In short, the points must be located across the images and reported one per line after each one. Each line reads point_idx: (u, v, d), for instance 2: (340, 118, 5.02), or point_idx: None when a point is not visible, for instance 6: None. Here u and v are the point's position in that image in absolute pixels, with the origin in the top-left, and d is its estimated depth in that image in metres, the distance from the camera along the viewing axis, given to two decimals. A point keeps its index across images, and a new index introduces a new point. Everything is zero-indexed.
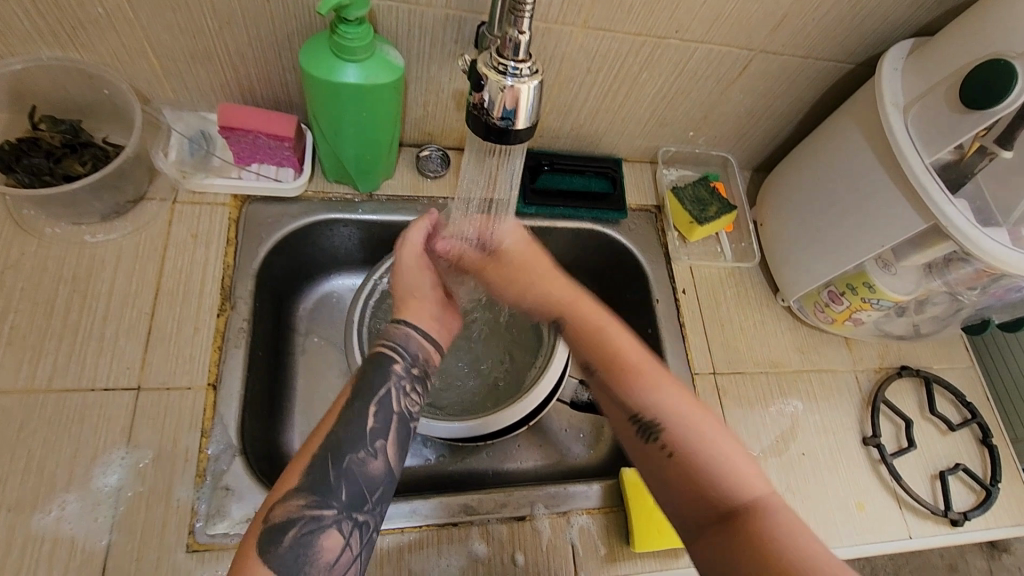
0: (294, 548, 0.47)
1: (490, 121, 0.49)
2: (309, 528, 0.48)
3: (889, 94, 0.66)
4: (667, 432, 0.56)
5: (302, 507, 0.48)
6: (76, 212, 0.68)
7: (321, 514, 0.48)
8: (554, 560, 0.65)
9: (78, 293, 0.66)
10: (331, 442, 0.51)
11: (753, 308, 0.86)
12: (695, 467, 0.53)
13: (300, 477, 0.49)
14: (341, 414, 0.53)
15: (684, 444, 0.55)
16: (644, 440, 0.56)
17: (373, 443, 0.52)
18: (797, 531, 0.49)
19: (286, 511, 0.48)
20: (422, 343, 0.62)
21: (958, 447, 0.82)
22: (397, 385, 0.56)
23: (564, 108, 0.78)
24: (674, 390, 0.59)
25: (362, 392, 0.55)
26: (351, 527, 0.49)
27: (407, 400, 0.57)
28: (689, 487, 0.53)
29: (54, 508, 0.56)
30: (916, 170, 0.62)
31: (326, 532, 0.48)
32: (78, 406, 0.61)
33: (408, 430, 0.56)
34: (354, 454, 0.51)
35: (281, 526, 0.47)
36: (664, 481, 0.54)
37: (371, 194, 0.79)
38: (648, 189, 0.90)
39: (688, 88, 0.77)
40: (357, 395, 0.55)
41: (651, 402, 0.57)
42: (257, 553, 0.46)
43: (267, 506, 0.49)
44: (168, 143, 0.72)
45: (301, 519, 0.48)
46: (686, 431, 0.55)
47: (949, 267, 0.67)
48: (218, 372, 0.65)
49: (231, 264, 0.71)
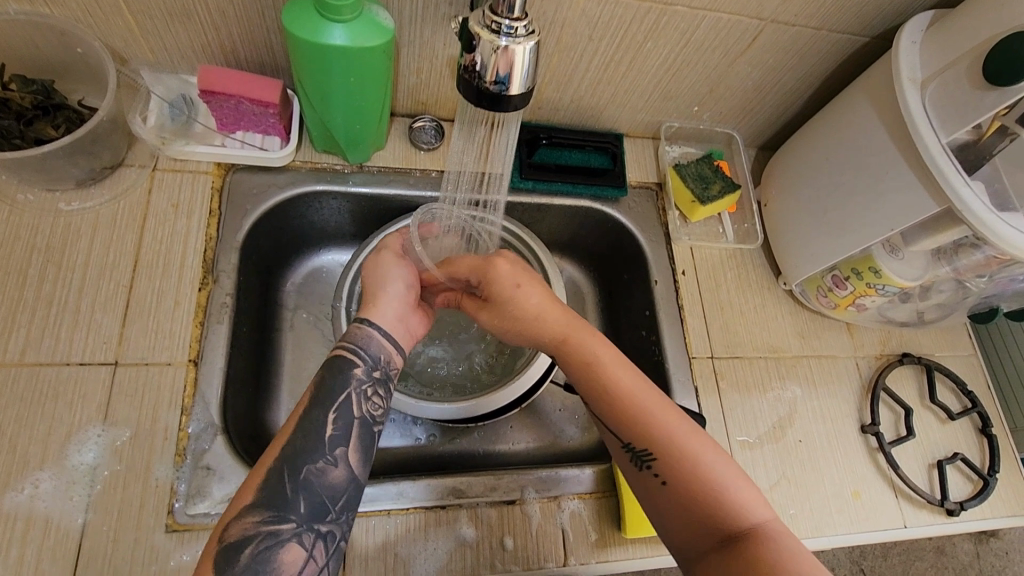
0: (252, 566, 0.45)
1: (483, 86, 0.46)
2: (267, 543, 0.46)
3: (907, 68, 0.62)
4: (657, 461, 0.54)
5: (258, 523, 0.46)
6: (49, 179, 0.64)
7: (279, 528, 0.46)
8: (543, 545, 0.64)
9: (52, 263, 0.63)
10: (286, 453, 0.49)
11: (754, 292, 0.83)
12: (690, 495, 0.52)
13: (255, 494, 0.47)
14: (299, 421, 0.51)
15: (676, 473, 0.53)
16: (638, 467, 0.55)
17: (331, 452, 0.51)
18: (796, 556, 0.48)
19: (242, 527, 0.46)
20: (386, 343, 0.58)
21: (957, 436, 0.81)
22: (357, 390, 0.54)
23: (564, 79, 0.75)
24: (663, 412, 0.56)
25: (321, 399, 0.52)
26: (312, 539, 0.47)
27: (368, 405, 0.54)
28: (685, 516, 0.52)
29: (27, 486, 0.54)
30: (932, 150, 0.59)
31: (287, 545, 0.46)
32: (53, 380, 0.59)
33: (370, 434, 0.54)
34: (311, 465, 0.49)
35: (236, 544, 0.45)
36: (659, 508, 0.54)
37: (361, 165, 0.76)
38: (650, 166, 0.87)
39: (694, 60, 0.73)
40: (315, 402, 0.52)
41: (640, 431, 0.55)
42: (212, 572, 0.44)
43: (222, 525, 0.46)
44: (147, 106, 0.68)
45: (257, 536, 0.46)
46: (678, 458, 0.53)
47: (958, 253, 0.65)
48: (199, 348, 0.63)
49: (214, 236, 0.68)
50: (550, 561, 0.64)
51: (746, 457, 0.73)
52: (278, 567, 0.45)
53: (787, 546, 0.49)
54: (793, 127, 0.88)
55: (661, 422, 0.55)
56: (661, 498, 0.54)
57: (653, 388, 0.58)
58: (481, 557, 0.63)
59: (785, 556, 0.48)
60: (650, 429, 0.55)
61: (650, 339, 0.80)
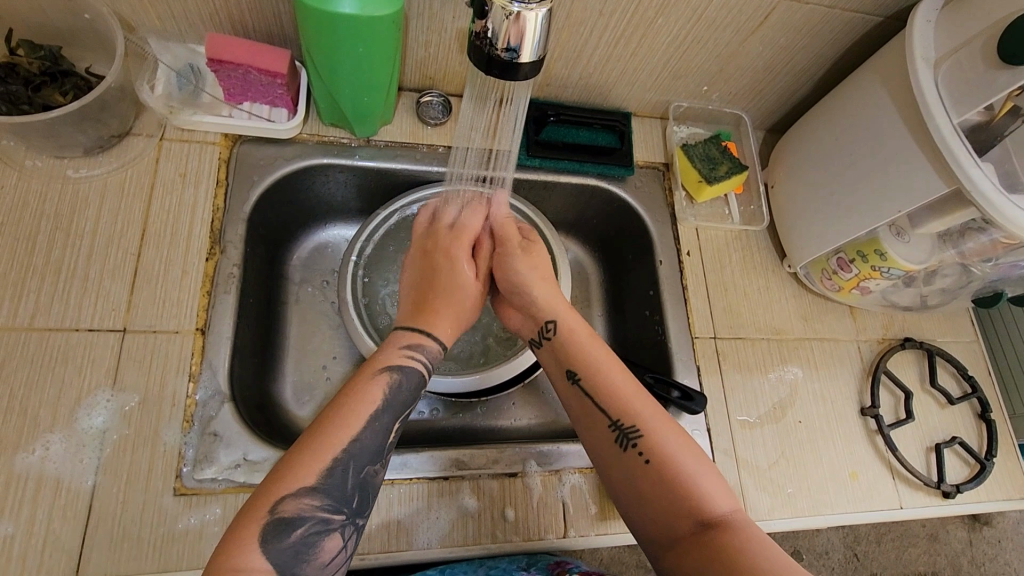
0: (297, 547, 0.45)
1: (494, 53, 0.46)
2: (317, 529, 0.46)
3: (920, 47, 0.61)
4: (644, 443, 0.54)
5: (314, 508, 0.47)
6: (58, 146, 0.64)
7: (331, 517, 0.47)
8: (544, 516, 0.65)
9: (60, 230, 0.63)
10: (353, 448, 0.50)
11: (758, 273, 0.83)
12: (672, 478, 0.52)
13: (317, 479, 0.47)
14: (368, 419, 0.52)
15: (660, 454, 0.53)
16: (622, 446, 0.54)
17: (388, 454, 0.52)
18: (765, 544, 0.48)
19: (297, 507, 0.46)
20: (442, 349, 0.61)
21: (956, 420, 0.82)
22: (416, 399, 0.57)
23: (573, 55, 0.74)
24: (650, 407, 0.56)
25: (391, 402, 0.54)
26: (351, 531, 0.49)
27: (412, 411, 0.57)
28: (661, 499, 0.52)
29: (38, 448, 0.55)
30: (943, 130, 0.58)
31: (331, 534, 0.47)
32: (62, 346, 0.59)
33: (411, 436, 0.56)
34: (374, 464, 0.51)
35: (289, 522, 0.45)
36: (637, 490, 0.53)
37: (368, 139, 0.76)
38: (657, 146, 0.87)
39: (705, 38, 0.73)
40: (387, 404, 0.53)
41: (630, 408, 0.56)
42: (258, 543, 0.44)
43: (273, 498, 0.46)
44: (155, 75, 0.68)
45: (312, 519, 0.46)
46: (663, 439, 0.54)
47: (964, 237, 0.65)
48: (207, 317, 0.64)
49: (220, 207, 0.68)
50: (550, 533, 0.65)
51: (745, 436, 0.74)
52: (318, 553, 0.46)
53: (759, 536, 0.49)
54: (802, 109, 0.88)
55: (644, 407, 0.56)
56: (642, 478, 0.53)
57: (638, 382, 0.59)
58: (483, 527, 0.64)
59: (759, 543, 0.48)
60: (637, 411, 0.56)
61: (654, 319, 0.81)
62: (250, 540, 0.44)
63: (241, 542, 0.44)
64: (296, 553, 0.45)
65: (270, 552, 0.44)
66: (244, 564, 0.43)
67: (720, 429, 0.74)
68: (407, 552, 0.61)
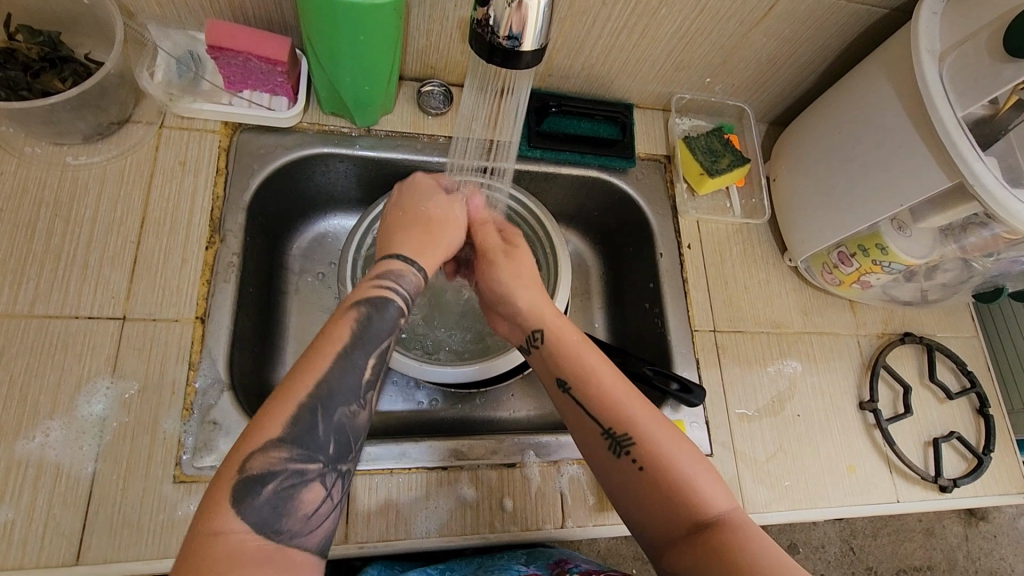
0: (272, 501, 0.43)
1: (496, 42, 0.45)
2: (291, 481, 0.44)
3: (925, 39, 0.61)
4: (638, 447, 0.53)
5: (285, 460, 0.44)
6: (57, 133, 0.64)
7: (305, 467, 0.45)
8: (542, 507, 0.66)
9: (60, 217, 0.63)
10: (320, 390, 0.47)
11: (759, 266, 0.83)
12: (668, 481, 0.52)
13: (283, 429, 0.44)
14: (338, 356, 0.49)
15: (655, 460, 0.52)
16: (616, 454, 0.54)
17: (363, 397, 0.49)
18: (764, 542, 0.48)
19: (265, 463, 0.43)
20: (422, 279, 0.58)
21: (954, 415, 0.82)
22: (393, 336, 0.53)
23: (576, 46, 0.73)
24: (639, 406, 0.56)
25: (363, 341, 0.50)
26: (333, 478, 0.46)
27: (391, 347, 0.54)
28: (658, 504, 0.51)
29: (38, 435, 0.56)
30: (946, 123, 0.58)
31: (309, 485, 0.45)
32: (62, 333, 0.59)
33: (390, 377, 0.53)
34: (346, 407, 0.47)
35: (259, 478, 0.43)
36: (635, 497, 0.53)
37: (368, 129, 0.75)
38: (659, 138, 0.86)
39: (709, 29, 0.72)
40: (356, 342, 0.50)
41: (622, 414, 0.55)
42: (230, 505, 0.42)
43: (240, 456, 0.43)
44: (154, 62, 0.67)
45: (283, 473, 0.44)
46: (657, 443, 0.53)
47: (966, 232, 0.65)
48: (206, 306, 0.63)
49: (220, 196, 0.68)
50: (548, 523, 0.65)
51: (744, 430, 0.74)
52: (297, 506, 0.44)
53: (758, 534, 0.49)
54: (806, 102, 0.87)
55: (638, 412, 0.55)
56: (639, 485, 0.52)
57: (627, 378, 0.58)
58: (481, 517, 0.64)
59: (758, 542, 0.48)
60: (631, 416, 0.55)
61: (653, 311, 0.81)
62: (220, 504, 0.42)
63: (211, 507, 0.42)
64: (272, 509, 0.43)
65: (243, 513, 0.42)
66: (219, 528, 0.41)
67: (718, 422, 0.74)
68: (405, 540, 0.62)
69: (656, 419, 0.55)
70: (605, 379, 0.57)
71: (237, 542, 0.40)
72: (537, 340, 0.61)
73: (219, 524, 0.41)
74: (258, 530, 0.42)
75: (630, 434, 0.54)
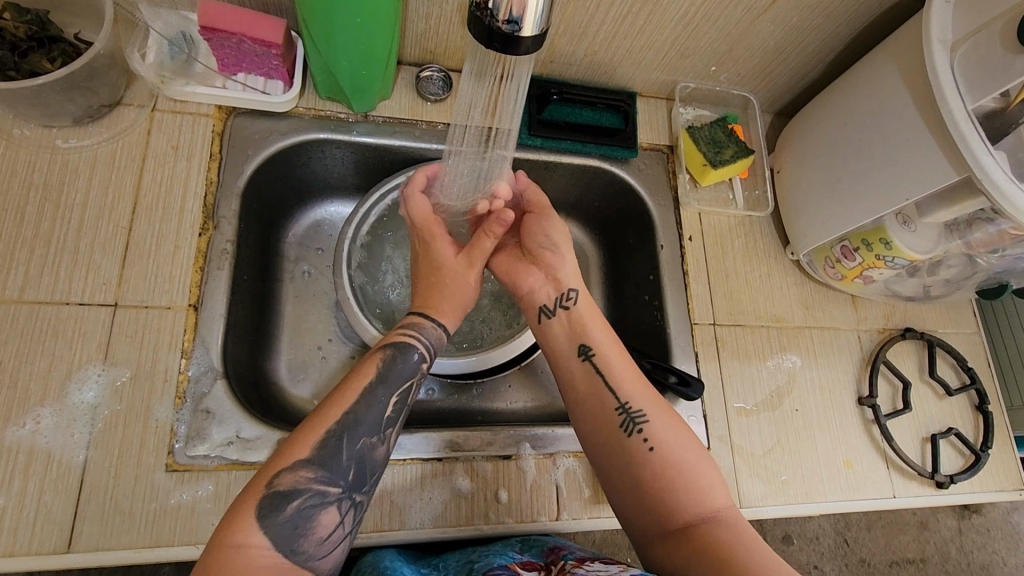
0: (293, 519, 0.46)
1: (495, 26, 0.44)
2: (313, 501, 0.47)
3: (937, 29, 0.59)
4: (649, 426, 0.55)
5: (309, 481, 0.47)
6: (46, 115, 0.63)
7: (327, 490, 0.48)
8: (538, 499, 0.65)
9: (50, 201, 0.62)
10: (346, 421, 0.50)
11: (760, 259, 0.82)
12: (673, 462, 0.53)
13: (310, 451, 0.48)
14: (363, 394, 0.53)
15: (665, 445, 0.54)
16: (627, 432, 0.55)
17: (384, 431, 0.52)
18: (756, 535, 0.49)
19: (293, 480, 0.47)
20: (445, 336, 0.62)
21: (952, 411, 0.81)
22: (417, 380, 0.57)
23: (578, 31, 0.72)
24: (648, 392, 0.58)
25: (386, 378, 0.55)
26: (348, 507, 0.49)
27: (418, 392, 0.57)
28: (659, 488, 0.52)
29: (28, 422, 0.55)
30: (956, 115, 0.57)
31: (327, 508, 0.47)
32: (52, 319, 0.58)
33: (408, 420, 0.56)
34: (368, 438, 0.51)
35: (284, 495, 0.46)
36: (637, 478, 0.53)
37: (365, 114, 0.74)
38: (661, 128, 0.85)
39: (715, 16, 0.70)
40: (381, 379, 0.54)
41: (640, 395, 0.57)
42: (253, 519, 0.44)
43: (270, 473, 0.47)
44: (146, 42, 0.66)
45: (306, 492, 0.47)
46: (669, 429, 0.55)
47: (971, 228, 0.64)
48: (199, 293, 0.63)
49: (215, 181, 0.67)
50: (543, 515, 0.65)
51: (742, 423, 0.74)
52: (314, 528, 0.46)
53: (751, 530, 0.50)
54: (813, 92, 0.85)
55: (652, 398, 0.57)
56: (646, 465, 0.53)
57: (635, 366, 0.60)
58: (475, 508, 0.64)
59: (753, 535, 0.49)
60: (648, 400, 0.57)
61: (653, 304, 0.80)
62: (245, 516, 0.44)
63: (235, 519, 0.44)
64: (292, 527, 0.45)
65: (266, 528, 0.44)
66: (244, 540, 0.43)
67: (716, 416, 0.74)
68: (400, 531, 0.61)
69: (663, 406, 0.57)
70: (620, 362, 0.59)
71: (256, 555, 0.43)
72: (568, 301, 0.62)
73: (242, 536, 0.43)
74: (277, 546, 0.44)
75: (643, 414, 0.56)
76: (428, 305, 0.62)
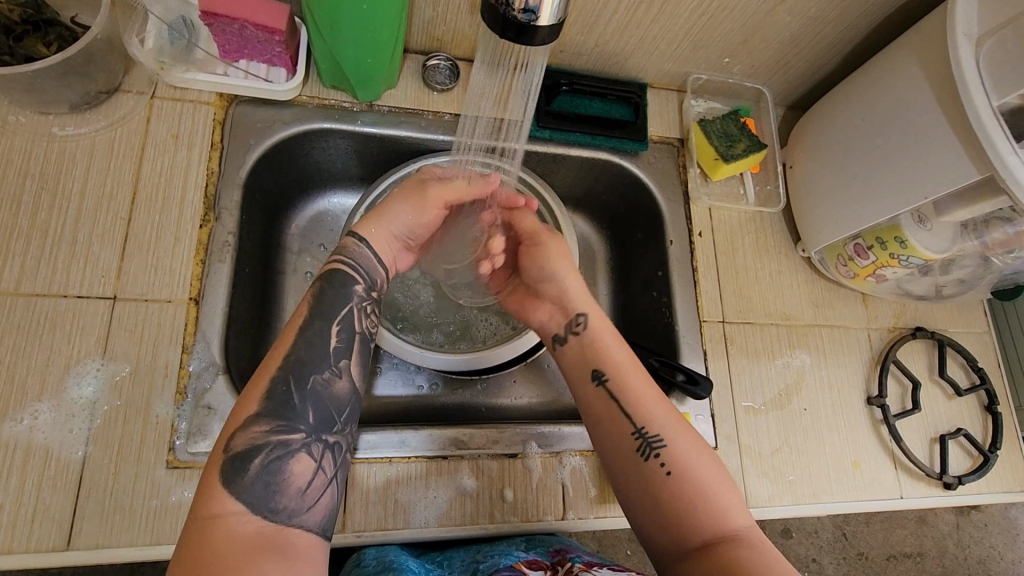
0: (262, 477, 0.44)
1: (510, 14, 0.42)
2: (277, 454, 0.45)
3: (963, 22, 0.57)
4: (667, 450, 0.53)
5: (266, 433, 0.45)
6: (43, 101, 0.61)
7: (289, 439, 0.46)
8: (543, 498, 0.65)
9: (47, 190, 0.61)
10: (291, 363, 0.48)
11: (771, 256, 0.81)
12: (692, 487, 0.51)
13: (260, 405, 0.46)
14: (304, 330, 0.50)
15: (683, 469, 0.52)
16: (643, 456, 0.53)
17: (336, 363, 0.50)
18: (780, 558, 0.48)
19: (251, 438, 0.45)
20: (381, 263, 0.57)
21: (961, 411, 0.81)
22: (357, 306, 0.54)
23: (590, 20, 0.70)
24: (671, 411, 0.55)
25: (324, 310, 0.52)
26: (321, 449, 0.47)
27: (368, 322, 0.54)
28: (678, 513, 0.50)
29: (26, 417, 0.54)
30: (980, 112, 0.55)
31: (296, 456, 0.46)
32: (49, 312, 0.57)
33: (369, 350, 0.54)
34: (318, 375, 0.48)
35: (245, 455, 0.44)
36: (655, 502, 0.52)
37: (370, 104, 0.72)
38: (672, 120, 0.83)
39: (731, 6, 0.68)
40: (317, 312, 0.51)
41: (657, 418, 0.54)
42: (223, 486, 0.43)
43: (227, 435, 0.45)
44: (145, 27, 0.64)
45: (267, 446, 0.45)
46: (686, 450, 0.53)
47: (988, 228, 0.63)
48: (200, 286, 0.61)
49: (215, 171, 0.65)
50: (549, 514, 0.64)
51: (750, 423, 0.73)
52: (288, 480, 0.45)
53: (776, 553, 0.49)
54: (828, 85, 0.83)
55: (670, 419, 0.54)
56: (663, 489, 0.51)
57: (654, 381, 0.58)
58: (481, 507, 0.63)
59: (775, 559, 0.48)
60: (667, 422, 0.54)
61: (661, 300, 0.78)
62: (213, 489, 0.43)
63: (205, 492, 0.43)
64: (263, 486, 0.44)
65: (235, 492, 0.43)
66: (215, 512, 0.41)
67: (724, 415, 0.73)
68: (404, 530, 0.61)
69: (681, 425, 0.55)
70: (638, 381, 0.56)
71: (234, 522, 0.41)
72: (578, 327, 0.60)
73: (215, 508, 0.42)
74: (252, 509, 0.42)
75: (661, 438, 0.53)
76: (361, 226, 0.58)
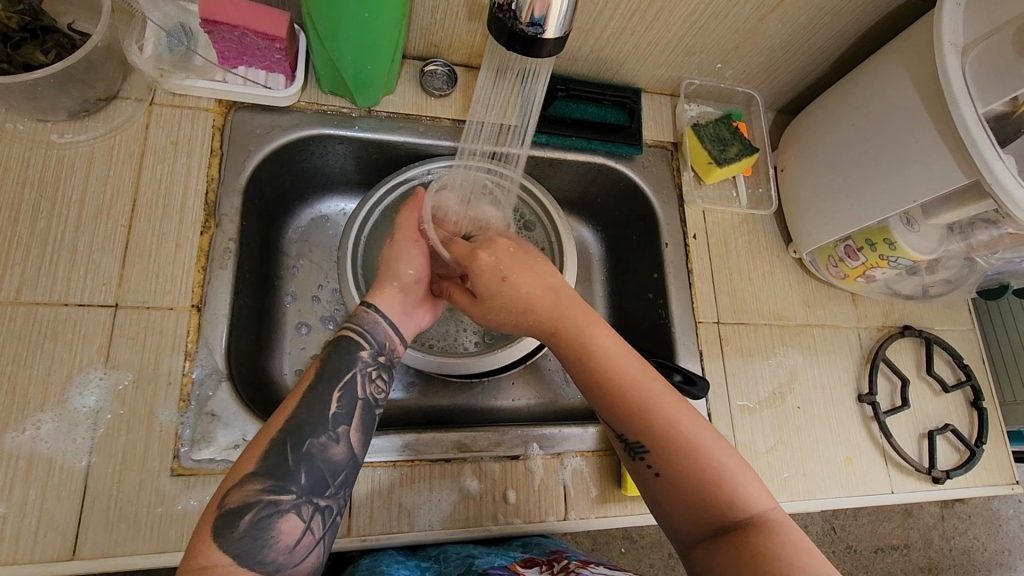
0: (250, 534, 0.43)
1: (517, 27, 0.46)
2: (267, 512, 0.44)
3: (950, 31, 0.59)
4: (652, 453, 0.50)
5: (259, 492, 0.45)
6: (40, 109, 0.61)
7: (279, 498, 0.45)
8: (545, 499, 0.66)
9: (45, 199, 0.60)
10: None
11: (764, 257, 0.83)
12: (687, 486, 0.49)
13: (258, 463, 0.46)
14: (304, 396, 0.49)
15: (672, 468, 0.49)
16: (631, 459, 0.52)
17: (335, 428, 0.49)
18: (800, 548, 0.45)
19: (242, 495, 0.44)
20: (396, 331, 0.56)
21: (948, 407, 0.83)
22: (362, 371, 0.52)
23: (587, 27, 0.70)
24: (660, 397, 0.52)
25: (327, 375, 0.51)
26: (312, 511, 0.46)
27: (372, 387, 0.53)
28: (676, 509, 0.49)
29: (29, 427, 0.54)
30: (967, 119, 0.57)
31: (285, 516, 0.45)
32: (51, 320, 0.57)
33: (373, 417, 0.52)
34: (315, 439, 0.47)
35: (236, 511, 0.44)
36: (653, 500, 0.51)
37: (370, 109, 0.73)
38: (666, 124, 0.85)
39: (724, 14, 0.70)
40: (321, 378, 0.51)
41: (633, 422, 0.51)
42: (212, 540, 0.42)
43: (222, 491, 0.45)
44: (143, 34, 0.64)
45: (258, 504, 0.44)
46: (672, 445, 0.50)
47: (973, 229, 0.65)
48: (202, 294, 0.61)
49: (214, 178, 0.65)
50: (551, 514, 0.65)
51: (745, 421, 0.74)
52: (276, 537, 0.44)
53: (792, 538, 0.46)
54: (816, 89, 0.85)
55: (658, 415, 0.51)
56: (657, 489, 0.50)
57: (643, 367, 0.53)
58: (484, 509, 0.64)
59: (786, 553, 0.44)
60: (645, 418, 0.51)
61: (657, 302, 0.80)
62: (204, 540, 0.43)
63: (195, 545, 0.43)
64: (251, 541, 0.43)
65: (225, 545, 0.42)
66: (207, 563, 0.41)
67: (720, 414, 0.74)
68: (409, 533, 0.61)
69: (667, 417, 0.51)
70: (610, 378, 0.52)
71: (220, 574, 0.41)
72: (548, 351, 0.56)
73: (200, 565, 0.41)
74: (239, 562, 0.42)
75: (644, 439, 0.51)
76: (373, 290, 0.57)
